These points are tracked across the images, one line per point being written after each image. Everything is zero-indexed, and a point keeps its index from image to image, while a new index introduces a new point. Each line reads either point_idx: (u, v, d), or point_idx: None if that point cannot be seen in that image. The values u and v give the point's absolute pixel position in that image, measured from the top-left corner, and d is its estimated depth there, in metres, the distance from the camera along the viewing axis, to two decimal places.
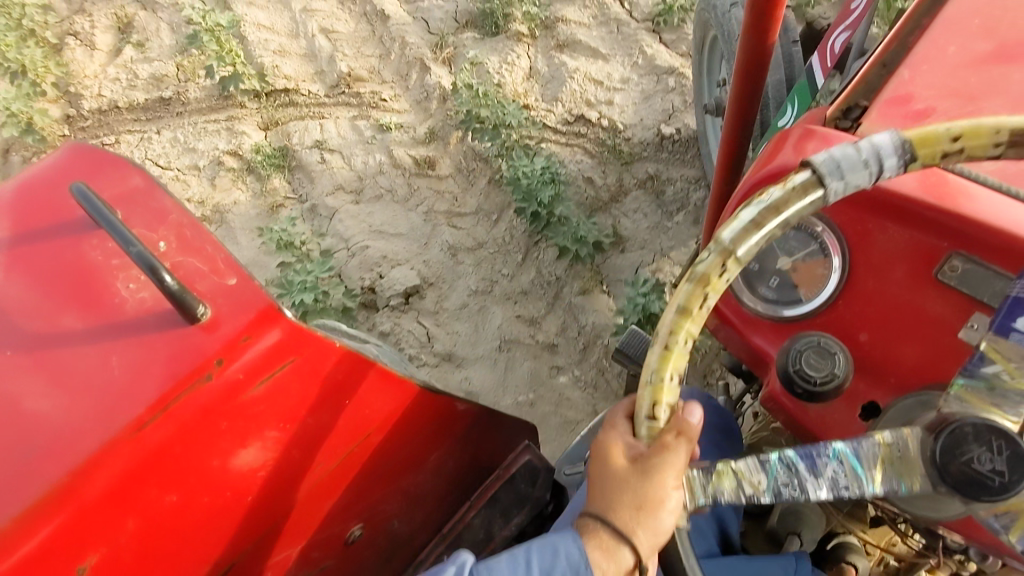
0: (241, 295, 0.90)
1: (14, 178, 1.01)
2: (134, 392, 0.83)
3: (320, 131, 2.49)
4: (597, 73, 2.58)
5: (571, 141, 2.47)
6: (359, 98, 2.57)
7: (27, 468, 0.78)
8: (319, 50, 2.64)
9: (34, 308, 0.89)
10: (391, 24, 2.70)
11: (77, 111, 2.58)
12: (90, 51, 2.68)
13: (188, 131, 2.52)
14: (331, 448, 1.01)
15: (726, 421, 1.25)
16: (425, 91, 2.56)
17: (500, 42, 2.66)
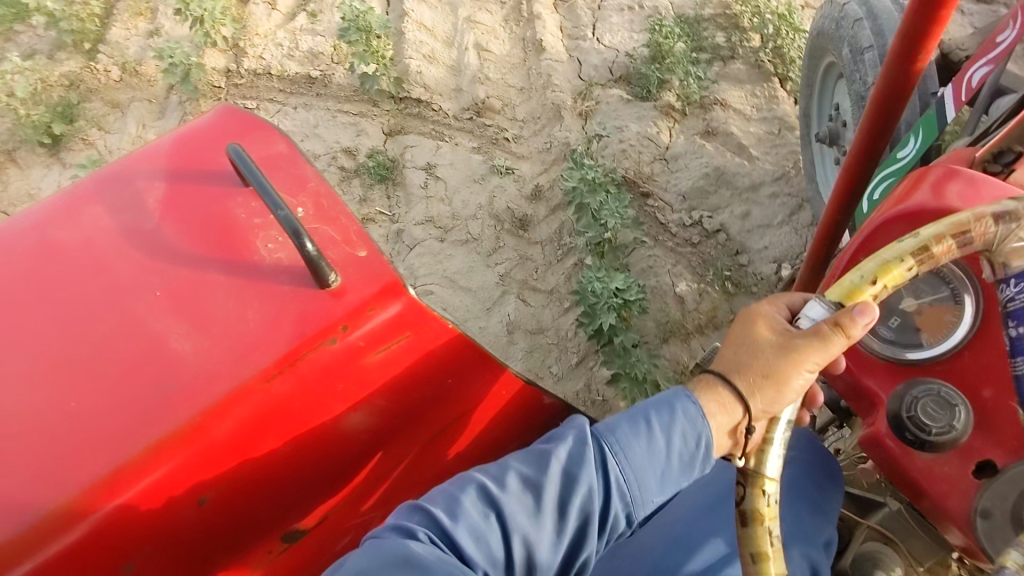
0: (370, 266, 0.94)
1: (171, 133, 1.09)
2: (265, 344, 0.88)
3: (435, 153, 2.33)
4: (733, 176, 2.25)
5: (677, 248, 2.15)
6: (484, 133, 2.38)
7: (164, 402, 0.85)
8: (465, 64, 2.50)
9: (181, 255, 0.95)
10: (546, 58, 2.50)
11: (237, 67, 2.55)
12: (270, 11, 2.67)
13: (321, 115, 2.43)
14: (428, 422, 1.04)
15: (825, 458, 1.22)
16: (549, 142, 2.33)
17: (647, 108, 2.37)
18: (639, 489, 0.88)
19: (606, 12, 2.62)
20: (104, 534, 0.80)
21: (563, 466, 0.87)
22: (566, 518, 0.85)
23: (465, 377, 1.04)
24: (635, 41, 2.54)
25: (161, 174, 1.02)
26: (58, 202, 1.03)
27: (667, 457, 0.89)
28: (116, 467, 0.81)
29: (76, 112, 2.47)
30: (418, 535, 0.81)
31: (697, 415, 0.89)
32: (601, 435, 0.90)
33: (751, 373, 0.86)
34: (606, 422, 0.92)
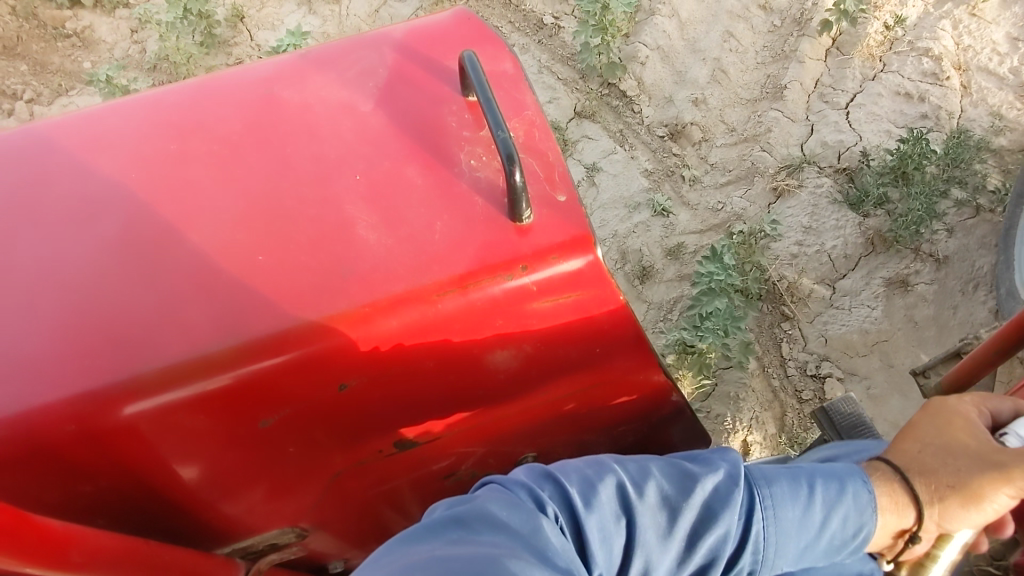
0: (566, 214, 0.90)
1: (406, 24, 1.11)
2: (447, 258, 0.88)
3: (605, 153, 2.35)
4: (899, 350, 1.81)
5: (780, 393, 1.83)
6: (664, 160, 2.29)
7: (341, 282, 0.87)
8: (690, 71, 2.44)
9: (389, 147, 0.97)
10: (777, 108, 2.28)
11: None
12: None
13: (541, 61, 2.63)
14: (562, 381, 1.03)
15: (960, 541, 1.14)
16: (723, 206, 2.16)
17: (850, 219, 2.01)
18: (775, 553, 0.87)
19: (874, 81, 2.25)
20: (258, 382, 0.86)
21: (707, 499, 0.85)
22: (693, 550, 0.83)
23: (612, 349, 1.01)
24: (888, 137, 2.13)
25: (390, 51, 1.06)
26: (289, 62, 1.09)
27: (818, 532, 0.89)
28: (288, 327, 0.85)
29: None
30: (546, 505, 0.78)
31: (867, 507, 0.91)
32: (758, 483, 0.89)
33: (933, 480, 0.94)
34: (763, 472, 0.91)
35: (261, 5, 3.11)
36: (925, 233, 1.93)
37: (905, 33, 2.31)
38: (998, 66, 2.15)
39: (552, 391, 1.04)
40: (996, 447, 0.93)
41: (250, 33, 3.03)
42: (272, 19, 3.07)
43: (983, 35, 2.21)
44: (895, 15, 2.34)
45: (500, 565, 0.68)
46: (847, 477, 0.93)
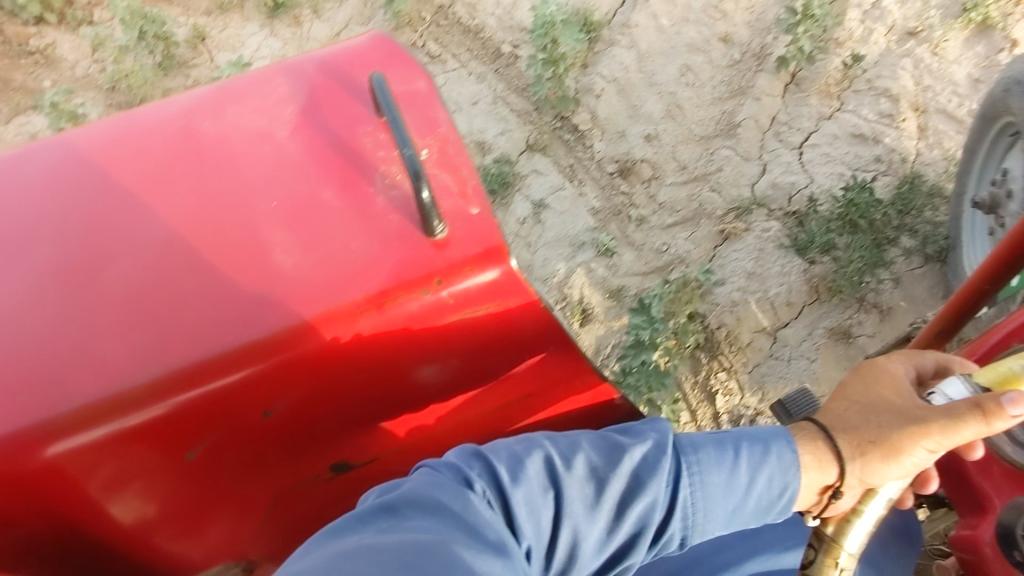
0: (479, 225, 0.91)
1: (322, 50, 1.12)
2: (363, 277, 0.89)
3: (551, 189, 2.40)
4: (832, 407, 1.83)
5: None
6: (613, 199, 2.33)
7: (258, 308, 0.87)
8: (644, 104, 2.40)
9: (305, 171, 0.98)
10: (729, 146, 2.25)
11: (449, 7, 2.85)
12: None
13: (501, 87, 2.67)
14: (495, 392, 1.04)
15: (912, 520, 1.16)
16: (668, 249, 2.19)
17: (794, 265, 2.00)
18: (705, 518, 0.89)
19: (830, 123, 2.13)
20: (180, 415, 0.86)
21: (633, 469, 0.87)
22: (621, 520, 0.85)
23: (541, 356, 1.02)
24: (838, 181, 2.05)
25: (307, 73, 1.07)
26: (207, 93, 1.09)
27: (746, 492, 0.90)
28: (206, 357, 0.85)
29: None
30: (474, 487, 0.79)
31: (791, 463, 0.92)
32: (684, 448, 0.91)
33: (856, 436, 0.93)
34: (690, 438, 0.92)
35: (223, 26, 3.09)
36: (868, 281, 1.90)
37: (865, 70, 2.12)
38: (958, 108, 1.97)
39: (487, 403, 1.04)
40: (920, 406, 0.90)
41: (209, 55, 3.02)
42: (233, 40, 3.04)
43: (946, 75, 2.00)
44: (856, 53, 2.13)
45: (432, 542, 0.68)
46: (772, 437, 0.94)
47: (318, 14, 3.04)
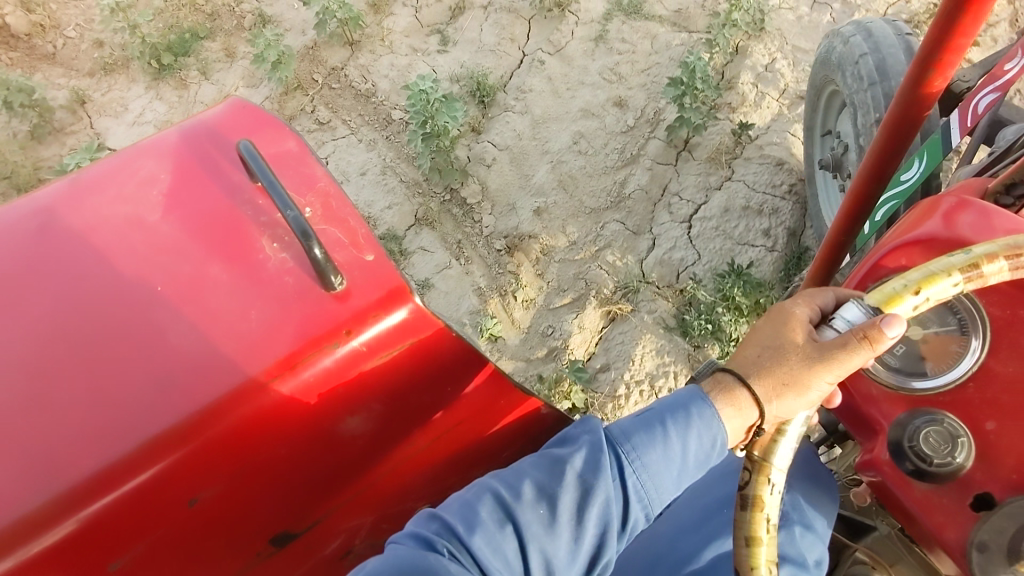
0: (376, 272, 0.93)
1: (179, 124, 1.10)
2: (269, 345, 0.88)
3: (441, 266, 2.29)
4: None
5: None
6: (499, 277, 2.25)
7: (162, 395, 0.84)
8: (536, 174, 2.41)
9: (186, 250, 0.95)
10: (619, 220, 2.30)
11: (343, 65, 2.78)
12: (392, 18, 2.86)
13: (391, 156, 2.54)
14: (425, 429, 1.04)
15: (817, 469, 1.30)
16: (555, 331, 2.14)
17: (680, 347, 2.08)
18: (657, 492, 0.95)
19: (719, 192, 2.30)
20: (98, 526, 0.81)
21: (575, 474, 0.93)
22: (582, 524, 0.91)
23: (462, 384, 1.04)
24: (720, 259, 2.21)
25: (167, 150, 1.05)
26: (60, 188, 1.03)
27: (685, 458, 0.95)
28: (115, 459, 0.81)
29: (193, 48, 2.94)
30: (437, 545, 0.86)
31: (713, 420, 0.94)
32: (617, 439, 0.96)
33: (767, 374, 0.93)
34: (620, 428, 0.97)
35: (107, 88, 2.91)
36: None
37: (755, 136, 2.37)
38: None
39: (420, 443, 1.05)
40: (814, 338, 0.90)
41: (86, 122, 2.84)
42: (116, 104, 2.87)
43: None
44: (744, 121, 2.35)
45: None
46: (688, 402, 0.96)
47: (206, 75, 2.87)
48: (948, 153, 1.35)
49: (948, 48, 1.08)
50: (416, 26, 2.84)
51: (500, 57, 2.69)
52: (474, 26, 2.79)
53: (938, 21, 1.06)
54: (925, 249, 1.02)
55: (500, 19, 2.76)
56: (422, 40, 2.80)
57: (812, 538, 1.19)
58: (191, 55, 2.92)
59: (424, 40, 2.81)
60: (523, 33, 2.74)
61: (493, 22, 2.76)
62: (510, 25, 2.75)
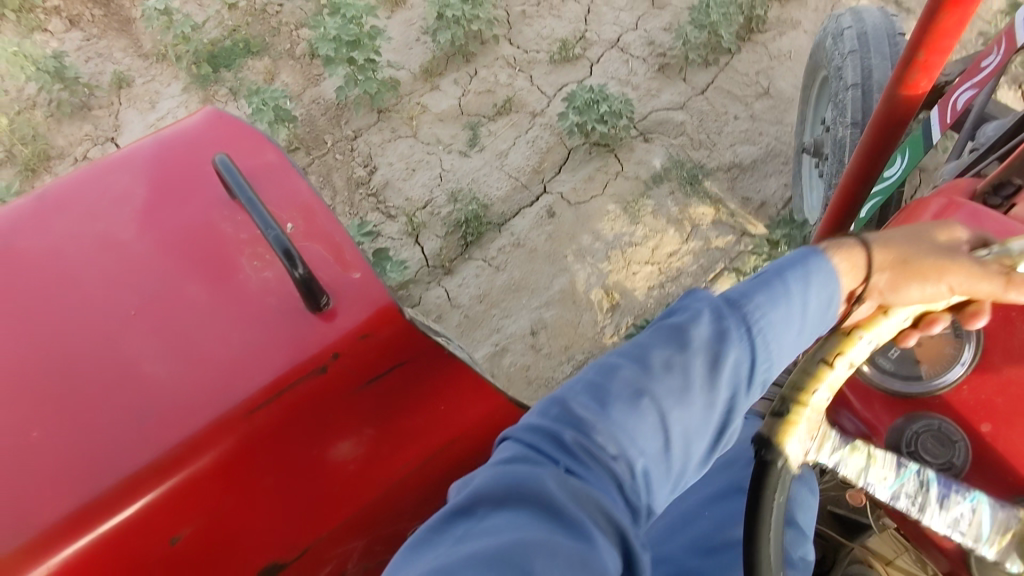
0: (363, 289, 0.89)
1: (155, 134, 1.05)
2: (252, 371, 0.83)
3: None
4: None
5: None
6: None
7: (141, 431, 0.80)
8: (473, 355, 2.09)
9: (164, 273, 0.90)
10: None
11: (366, 134, 2.59)
12: (434, 92, 2.64)
13: None
14: (418, 449, 1.00)
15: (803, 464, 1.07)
16: None
17: None
18: (775, 354, 0.72)
19: None
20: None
21: (705, 334, 0.71)
22: (715, 389, 0.70)
23: (453, 402, 1.01)
24: None
25: (139, 160, 1.00)
26: (21, 207, 0.97)
27: (806, 322, 0.73)
28: (88, 500, 0.76)
29: (237, 62, 2.88)
30: None
31: (830, 276, 0.76)
32: (734, 301, 0.73)
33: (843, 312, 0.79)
34: (737, 289, 0.74)
35: (149, 77, 2.92)
36: None
37: None
38: None
39: (412, 464, 0.99)
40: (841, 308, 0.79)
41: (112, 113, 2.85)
42: (148, 96, 2.87)
43: None
44: None
45: None
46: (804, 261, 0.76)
47: (234, 95, 2.80)
48: (930, 146, 1.33)
49: (930, 50, 1.08)
50: (455, 112, 2.57)
51: (517, 188, 2.37)
52: (506, 139, 2.48)
53: (922, 21, 1.05)
54: None
55: (538, 141, 2.45)
56: (451, 134, 2.52)
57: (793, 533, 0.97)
58: (232, 70, 2.85)
59: (451, 134, 2.52)
60: (554, 167, 2.40)
61: (527, 143, 2.45)
62: (549, 150, 2.42)
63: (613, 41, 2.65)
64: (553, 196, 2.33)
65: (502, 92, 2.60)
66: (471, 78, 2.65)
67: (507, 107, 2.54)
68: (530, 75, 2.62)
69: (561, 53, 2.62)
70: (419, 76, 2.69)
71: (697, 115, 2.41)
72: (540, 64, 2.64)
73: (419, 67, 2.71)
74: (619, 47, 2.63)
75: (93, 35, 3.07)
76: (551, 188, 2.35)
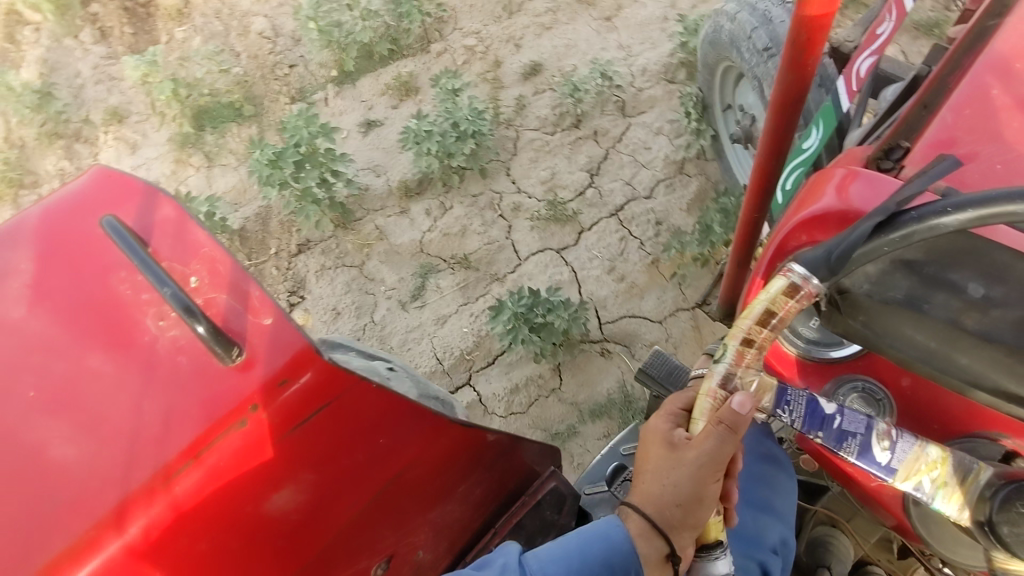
0: (276, 335, 0.86)
1: (37, 204, 0.99)
2: (167, 437, 0.80)
3: None
4: None
5: None
6: None
7: (54, 516, 0.76)
8: None
9: (63, 347, 0.86)
10: None
11: (302, 269, 2.38)
12: (407, 222, 2.45)
13: None
14: (362, 485, 0.98)
15: (776, 449, 1.18)
16: None
17: None
18: None
19: None
20: None
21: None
22: None
23: (394, 432, 0.99)
24: None
25: (30, 223, 0.96)
26: None
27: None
28: None
29: (224, 126, 2.73)
30: None
31: (616, 540, 0.90)
32: (528, 561, 0.90)
33: (663, 506, 0.88)
34: (539, 555, 0.91)
35: (138, 115, 2.84)
36: None
37: None
38: None
39: (355, 500, 0.98)
40: (676, 447, 0.89)
41: (94, 152, 2.79)
42: (127, 141, 2.80)
43: None
44: None
45: None
46: (600, 532, 0.91)
47: (211, 162, 2.65)
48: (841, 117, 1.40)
49: (812, 29, 1.17)
50: (413, 249, 2.39)
51: (437, 372, 2.16)
52: (450, 301, 2.28)
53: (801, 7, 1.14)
54: (827, 225, 1.05)
55: (480, 317, 2.24)
56: (398, 279, 2.33)
57: (769, 518, 1.11)
58: (216, 133, 2.71)
59: (398, 278, 2.34)
60: (487, 358, 2.18)
61: (469, 316, 2.24)
62: (487, 336, 2.20)
63: (616, 208, 2.45)
64: (474, 394, 2.14)
65: (472, 241, 2.40)
66: (443, 211, 2.46)
67: (466, 262, 2.34)
68: (508, 226, 2.43)
69: (550, 210, 2.43)
70: (395, 190, 2.51)
71: (674, 337, 2.20)
72: (524, 216, 2.45)
73: (397, 181, 2.52)
74: (620, 217, 2.43)
75: (116, 52, 3.01)
76: (474, 384, 2.15)
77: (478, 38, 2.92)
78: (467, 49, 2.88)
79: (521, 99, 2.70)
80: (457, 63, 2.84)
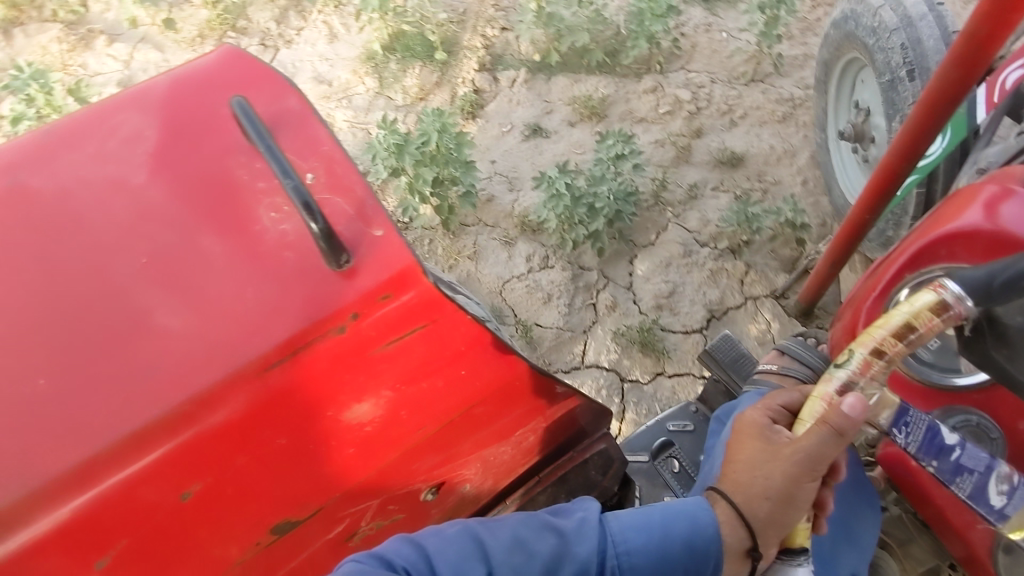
0: (385, 247, 0.85)
1: (166, 74, 0.97)
2: (266, 328, 0.80)
3: None
4: None
5: None
6: None
7: (150, 384, 0.77)
8: None
9: (177, 221, 0.85)
10: None
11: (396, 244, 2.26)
12: (507, 259, 2.19)
13: None
14: (438, 412, 0.96)
15: (865, 477, 1.11)
16: None
17: None
18: None
19: None
20: (75, 531, 0.74)
21: (576, 553, 0.83)
22: None
23: (475, 366, 0.97)
24: None
25: (158, 89, 0.94)
26: (33, 140, 0.91)
27: (664, 559, 0.85)
28: (97, 451, 0.74)
29: (410, 62, 2.61)
30: None
31: (700, 525, 0.86)
32: (608, 525, 0.87)
33: (753, 497, 0.85)
34: (621, 522, 0.87)
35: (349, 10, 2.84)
36: None
37: None
38: None
39: (428, 425, 0.96)
40: (783, 443, 0.86)
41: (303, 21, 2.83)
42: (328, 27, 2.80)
43: None
44: None
45: None
46: (686, 512, 0.87)
47: (382, 87, 2.57)
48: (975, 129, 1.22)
49: (997, 24, 1.06)
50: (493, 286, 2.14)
51: None
52: None
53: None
54: (964, 242, 0.98)
55: None
56: None
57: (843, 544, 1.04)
58: (400, 64, 2.61)
59: None
60: None
61: None
62: None
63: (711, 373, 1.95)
64: None
65: (548, 313, 2.08)
66: (544, 268, 2.16)
67: (528, 333, 2.04)
68: (594, 320, 2.06)
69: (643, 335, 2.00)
70: (514, 217, 2.25)
71: None
72: (612, 320, 2.06)
73: (522, 209, 2.25)
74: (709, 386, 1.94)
75: None
76: None
77: (695, 93, 2.47)
78: (675, 102, 2.45)
79: (693, 189, 2.25)
80: (654, 112, 2.43)
